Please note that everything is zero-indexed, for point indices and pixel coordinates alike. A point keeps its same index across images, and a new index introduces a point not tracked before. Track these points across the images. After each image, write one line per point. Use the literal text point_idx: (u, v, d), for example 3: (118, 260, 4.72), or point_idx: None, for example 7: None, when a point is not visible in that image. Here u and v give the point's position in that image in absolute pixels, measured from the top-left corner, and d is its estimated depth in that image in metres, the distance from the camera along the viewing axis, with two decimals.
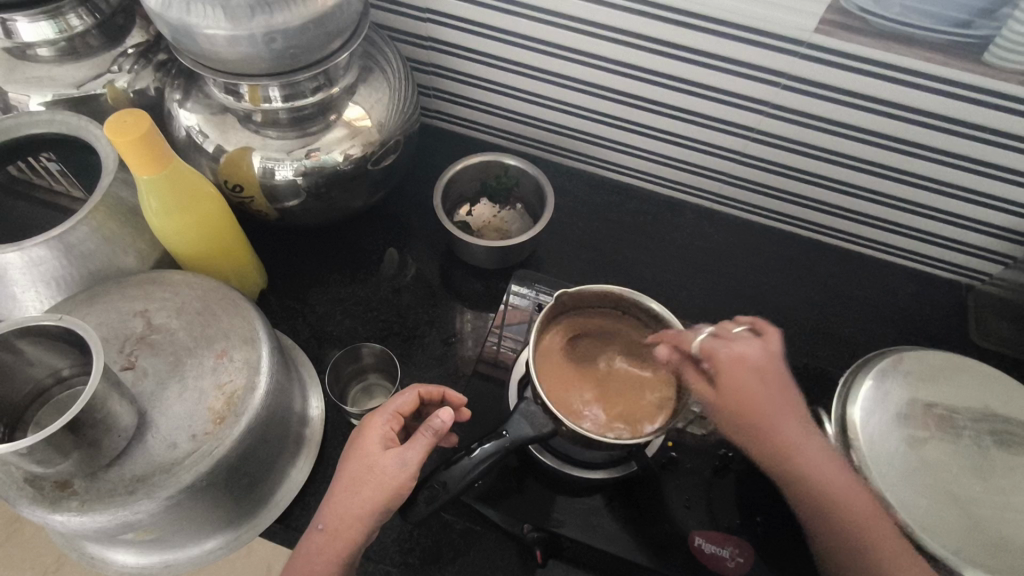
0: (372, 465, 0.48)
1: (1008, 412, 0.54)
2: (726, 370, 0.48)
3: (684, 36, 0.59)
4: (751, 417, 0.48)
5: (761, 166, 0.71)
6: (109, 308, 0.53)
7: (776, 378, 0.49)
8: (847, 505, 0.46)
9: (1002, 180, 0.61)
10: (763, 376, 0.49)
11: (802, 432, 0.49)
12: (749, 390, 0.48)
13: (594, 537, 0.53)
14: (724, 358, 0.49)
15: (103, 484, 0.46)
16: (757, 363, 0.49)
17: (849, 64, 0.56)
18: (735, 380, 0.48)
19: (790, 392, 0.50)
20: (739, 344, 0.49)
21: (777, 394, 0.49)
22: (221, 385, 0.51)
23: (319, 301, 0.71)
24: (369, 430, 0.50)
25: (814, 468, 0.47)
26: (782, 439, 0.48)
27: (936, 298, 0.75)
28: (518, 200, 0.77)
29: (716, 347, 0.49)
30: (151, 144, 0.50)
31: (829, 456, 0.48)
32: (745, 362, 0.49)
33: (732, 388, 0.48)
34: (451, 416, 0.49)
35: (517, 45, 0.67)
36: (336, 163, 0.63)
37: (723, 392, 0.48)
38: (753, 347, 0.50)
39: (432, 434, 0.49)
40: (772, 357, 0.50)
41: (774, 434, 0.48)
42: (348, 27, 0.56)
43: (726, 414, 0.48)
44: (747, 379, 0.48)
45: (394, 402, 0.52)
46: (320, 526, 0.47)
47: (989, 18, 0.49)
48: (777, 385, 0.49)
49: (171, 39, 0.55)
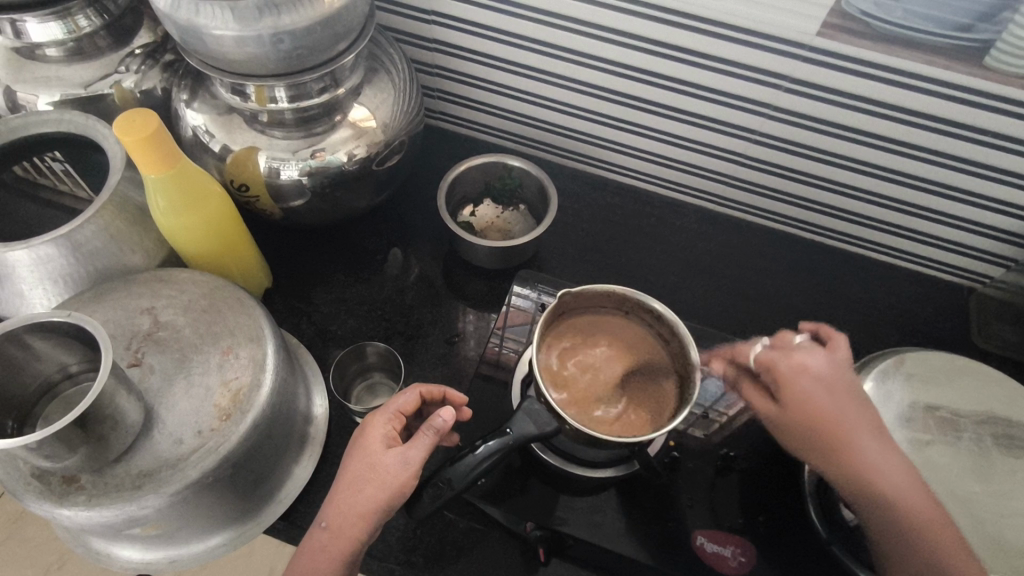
0: (375, 464, 0.48)
1: (1009, 413, 0.54)
2: (789, 384, 0.46)
3: (687, 39, 0.60)
4: (819, 432, 0.45)
5: (763, 169, 0.72)
6: (117, 306, 0.54)
7: (847, 391, 0.46)
8: (922, 522, 0.44)
9: (1003, 183, 0.61)
10: (833, 388, 0.46)
11: (876, 446, 0.46)
12: (818, 404, 0.45)
13: (597, 535, 0.53)
14: (785, 372, 0.46)
15: (111, 480, 0.46)
16: (823, 374, 0.46)
17: (850, 67, 0.56)
18: (802, 394, 0.45)
19: (862, 405, 0.47)
20: (802, 355, 0.46)
21: (848, 407, 0.46)
22: (227, 382, 0.52)
23: (323, 300, 0.71)
24: (370, 429, 0.50)
25: (893, 485, 0.45)
26: (853, 454, 0.45)
27: (938, 301, 0.75)
28: (521, 201, 0.77)
29: (777, 359, 0.47)
30: (160, 143, 0.50)
31: (904, 471, 0.45)
32: (809, 375, 0.46)
33: (799, 402, 0.45)
34: (453, 415, 0.49)
35: (521, 47, 0.68)
36: (341, 163, 0.63)
37: (787, 405, 0.46)
38: (819, 359, 0.46)
39: (434, 433, 0.49)
40: (839, 368, 0.47)
41: (846, 449, 0.45)
42: (354, 29, 0.57)
43: (790, 427, 0.46)
44: (816, 392, 0.45)
45: (396, 402, 0.52)
46: (324, 524, 0.47)
47: (990, 22, 0.49)
48: (847, 398, 0.46)
49: (179, 40, 0.55)
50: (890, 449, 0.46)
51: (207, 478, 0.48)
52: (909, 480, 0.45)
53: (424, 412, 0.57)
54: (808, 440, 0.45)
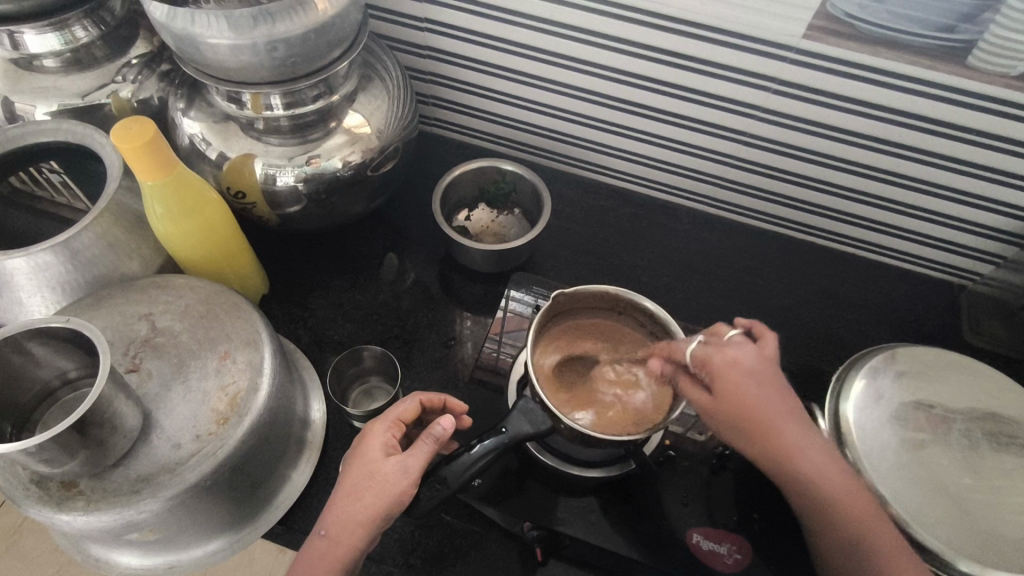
0: (374, 472, 0.48)
1: (1000, 408, 0.55)
2: (723, 376, 0.47)
3: (676, 43, 0.61)
4: (747, 421, 0.46)
5: (755, 170, 0.72)
6: (115, 312, 0.55)
7: (774, 382, 0.48)
8: (845, 504, 0.45)
9: (990, 181, 0.62)
10: (760, 380, 0.47)
11: (801, 435, 0.47)
12: (747, 394, 0.46)
13: (593, 534, 0.54)
14: (718, 363, 0.47)
15: (109, 485, 0.47)
16: (751, 367, 0.47)
17: (837, 69, 0.57)
18: (734, 386, 0.46)
19: (787, 396, 0.48)
20: (732, 349, 0.48)
21: (776, 399, 0.47)
22: (224, 386, 0.52)
23: (320, 306, 0.72)
24: (370, 438, 0.51)
25: (815, 470, 0.46)
26: (779, 442, 0.46)
27: (930, 298, 0.76)
28: (516, 205, 0.78)
29: (709, 354, 0.48)
30: (157, 151, 0.51)
31: (827, 457, 0.47)
32: (739, 367, 0.47)
33: (727, 392, 0.46)
34: (452, 423, 0.50)
35: (514, 53, 0.69)
36: (336, 169, 0.64)
37: (718, 396, 0.47)
38: (743, 352, 0.48)
39: (434, 441, 0.50)
40: (767, 362, 0.48)
41: (773, 441, 0.46)
42: (348, 36, 0.57)
43: (721, 417, 0.47)
44: (745, 382, 0.46)
45: (395, 410, 0.53)
46: (322, 532, 0.48)
47: (972, 22, 0.50)
48: (775, 389, 0.47)
49: (175, 50, 0.56)
50: (816, 437, 0.48)
51: (205, 481, 0.49)
52: (833, 463, 0.47)
53: (424, 421, 0.57)
54: (737, 430, 0.46)
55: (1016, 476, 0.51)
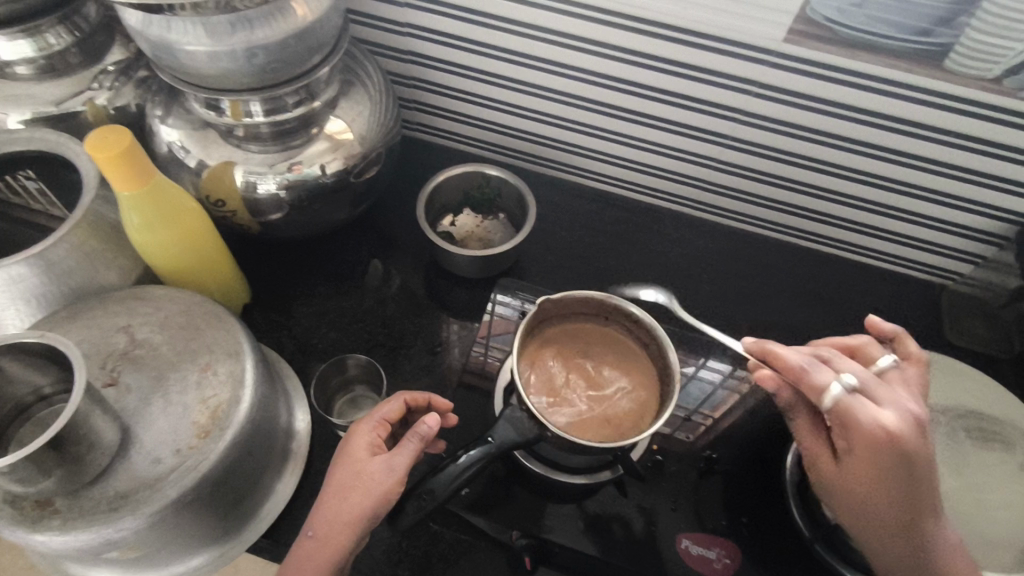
0: (360, 472, 0.48)
1: (983, 406, 0.55)
2: (863, 445, 0.44)
3: (658, 46, 0.61)
4: (876, 495, 0.45)
5: (738, 173, 0.73)
6: (92, 325, 0.54)
7: (926, 458, 0.44)
8: None
9: (969, 181, 0.63)
10: (913, 457, 0.43)
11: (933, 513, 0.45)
12: (884, 470, 0.44)
13: (581, 541, 0.54)
14: (862, 428, 0.43)
15: (86, 502, 0.46)
16: (907, 441, 0.43)
17: (818, 73, 0.58)
18: (870, 458, 0.44)
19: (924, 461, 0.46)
20: (884, 415, 0.44)
21: (919, 477, 0.44)
22: (205, 399, 0.51)
23: (303, 314, 0.71)
24: (355, 437, 0.50)
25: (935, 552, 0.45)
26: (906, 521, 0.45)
27: (912, 298, 0.77)
28: (500, 210, 0.78)
29: (855, 413, 0.44)
30: (133, 159, 0.50)
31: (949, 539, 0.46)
32: (890, 440, 0.43)
33: (864, 465, 0.44)
34: (438, 421, 0.50)
35: (497, 58, 0.68)
36: (319, 176, 0.63)
37: (849, 460, 0.45)
38: (901, 415, 0.44)
39: (419, 440, 0.49)
40: (922, 431, 0.44)
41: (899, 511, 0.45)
42: (329, 42, 0.57)
43: (844, 480, 0.46)
44: (888, 459, 0.43)
45: (381, 410, 0.52)
46: (310, 532, 0.47)
47: (948, 26, 0.51)
48: (921, 460, 0.45)
49: (151, 56, 0.55)
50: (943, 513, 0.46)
51: (187, 496, 0.48)
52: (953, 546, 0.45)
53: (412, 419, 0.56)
54: (855, 499, 0.46)
55: (999, 474, 0.52)
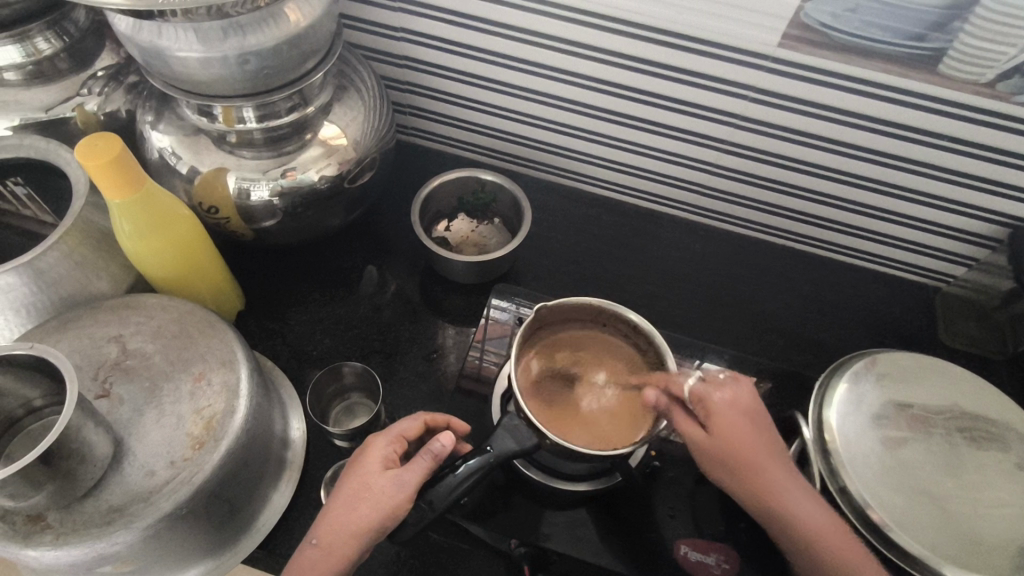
0: (370, 484, 0.48)
1: (978, 409, 0.56)
2: (717, 414, 0.49)
3: (653, 51, 0.61)
4: (740, 461, 0.47)
5: (733, 177, 0.73)
6: (83, 335, 0.53)
7: (763, 426, 0.49)
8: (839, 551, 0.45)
9: (962, 185, 0.63)
10: (752, 418, 0.49)
11: (787, 477, 0.48)
12: (737, 433, 0.48)
13: (580, 549, 0.53)
14: (715, 400, 0.49)
15: (79, 516, 0.45)
16: (746, 405, 0.50)
17: (814, 77, 0.58)
18: (726, 423, 0.48)
19: (774, 440, 0.49)
20: (728, 387, 0.50)
21: (763, 440, 0.49)
22: (199, 410, 0.51)
23: (299, 321, 0.70)
24: (370, 451, 0.50)
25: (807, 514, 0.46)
26: (767, 486, 0.47)
27: (905, 301, 0.77)
28: (496, 214, 0.78)
29: (707, 390, 0.50)
30: (123, 168, 0.49)
31: (815, 502, 0.47)
32: (733, 406, 0.49)
33: (723, 431, 0.48)
34: (452, 441, 0.50)
35: (491, 62, 0.68)
36: (313, 182, 0.62)
37: (714, 433, 0.48)
38: (740, 388, 0.51)
39: (431, 457, 0.49)
40: (758, 404, 0.50)
41: (765, 484, 0.47)
42: (322, 47, 0.56)
43: (713, 454, 0.48)
44: (734, 421, 0.48)
45: (400, 426, 0.52)
46: (314, 541, 0.47)
47: (942, 31, 0.51)
48: (766, 431, 0.49)
49: (142, 62, 0.54)
50: (801, 481, 0.48)
51: (181, 509, 0.47)
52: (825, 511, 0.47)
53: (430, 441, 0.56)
54: (728, 471, 0.48)
55: (995, 476, 0.52)
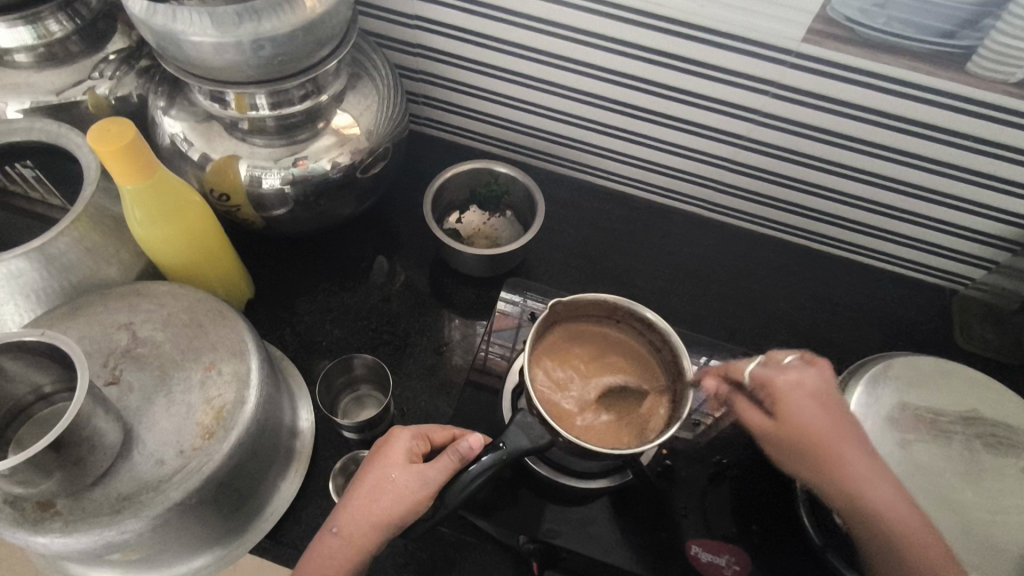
0: (392, 477, 0.48)
1: (996, 415, 0.55)
2: (787, 401, 0.45)
3: (674, 44, 0.60)
4: (813, 453, 0.44)
5: (749, 173, 0.72)
6: (93, 321, 0.52)
7: (840, 412, 0.46)
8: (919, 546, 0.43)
9: (985, 187, 0.62)
10: (829, 404, 0.46)
11: (867, 469, 0.45)
12: (811, 420, 0.45)
13: (590, 546, 0.53)
14: (781, 387, 0.46)
15: (88, 504, 0.45)
16: (816, 389, 0.46)
17: (838, 73, 0.57)
18: (798, 412, 0.45)
19: (849, 421, 0.46)
20: (796, 371, 0.46)
21: (840, 427, 0.45)
22: (209, 399, 0.50)
23: (308, 310, 0.70)
24: (393, 443, 0.50)
25: (888, 507, 0.44)
26: (847, 477, 0.44)
27: (921, 302, 0.76)
28: (508, 207, 0.77)
29: (773, 377, 0.46)
30: (136, 155, 0.48)
31: (892, 487, 0.45)
32: (805, 390, 0.45)
33: (794, 419, 0.45)
34: (480, 442, 0.48)
35: (507, 52, 0.67)
36: (325, 171, 0.62)
37: (785, 423, 0.45)
38: (807, 374, 0.46)
39: (457, 457, 0.48)
40: (830, 386, 0.46)
41: (841, 471, 0.44)
42: (338, 34, 0.56)
43: (784, 444, 0.45)
44: (808, 409, 0.45)
45: (428, 425, 0.52)
46: (334, 530, 0.47)
47: (972, 28, 0.50)
48: (840, 415, 0.46)
49: (155, 46, 0.53)
50: (879, 464, 0.46)
51: (191, 499, 0.47)
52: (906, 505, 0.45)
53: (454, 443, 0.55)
54: (800, 459, 0.45)
55: (1013, 482, 0.51)
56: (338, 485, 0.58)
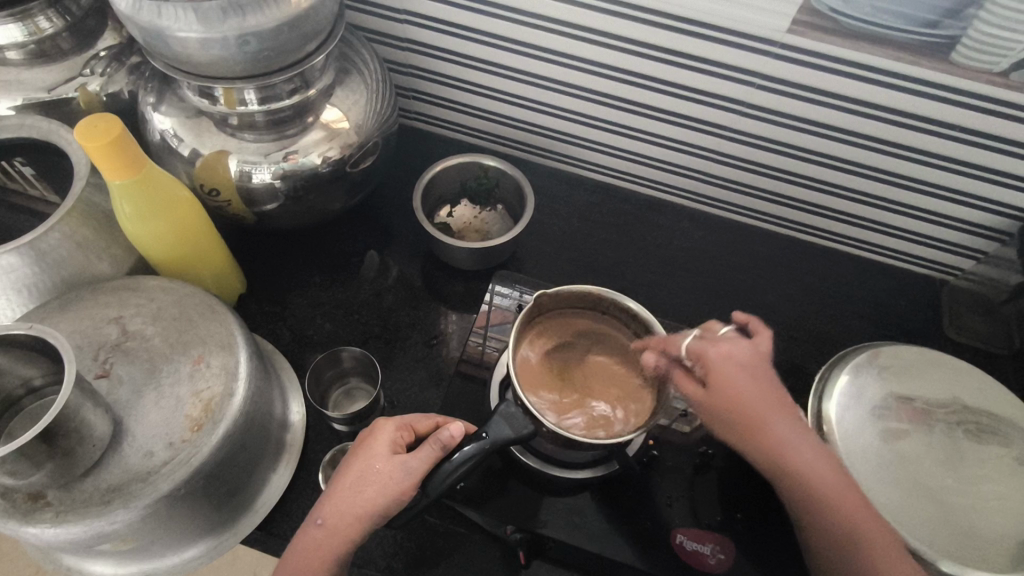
0: (376, 469, 0.48)
1: (980, 404, 0.55)
2: (716, 369, 0.47)
3: (659, 36, 0.60)
4: (737, 416, 0.46)
5: (738, 165, 0.72)
6: (84, 316, 0.53)
7: (764, 377, 0.48)
8: (837, 506, 0.45)
9: (972, 177, 0.62)
10: (754, 371, 0.48)
11: (793, 435, 0.47)
12: (737, 385, 0.47)
13: (578, 536, 0.53)
14: (711, 357, 0.48)
15: (78, 495, 0.46)
16: (743, 359, 0.48)
17: (824, 64, 0.57)
18: (725, 376, 0.47)
19: (776, 391, 0.48)
20: (725, 343, 0.49)
21: (765, 391, 0.47)
22: (198, 392, 0.51)
23: (300, 305, 0.70)
24: (378, 434, 0.50)
25: (812, 472, 0.46)
26: (771, 441, 0.46)
27: (911, 293, 0.76)
28: (498, 201, 0.77)
29: (705, 349, 0.48)
30: (122, 148, 0.49)
31: (816, 451, 0.47)
32: (731, 360, 0.48)
33: (721, 384, 0.47)
34: (461, 430, 0.49)
35: (495, 46, 0.67)
36: (315, 165, 0.62)
37: (712, 388, 0.47)
38: (734, 346, 0.49)
39: (439, 447, 0.48)
40: (760, 357, 0.49)
41: (764, 430, 0.46)
42: (324, 29, 0.56)
43: (712, 407, 0.47)
44: (735, 374, 0.47)
45: (412, 416, 0.52)
46: (319, 522, 0.48)
47: (956, 18, 0.50)
48: (769, 386, 0.48)
49: (143, 43, 0.54)
50: (802, 430, 0.48)
51: (179, 490, 0.47)
52: (829, 470, 0.46)
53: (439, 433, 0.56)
54: (729, 422, 0.47)
55: (995, 471, 0.52)
56: (328, 476, 0.58)
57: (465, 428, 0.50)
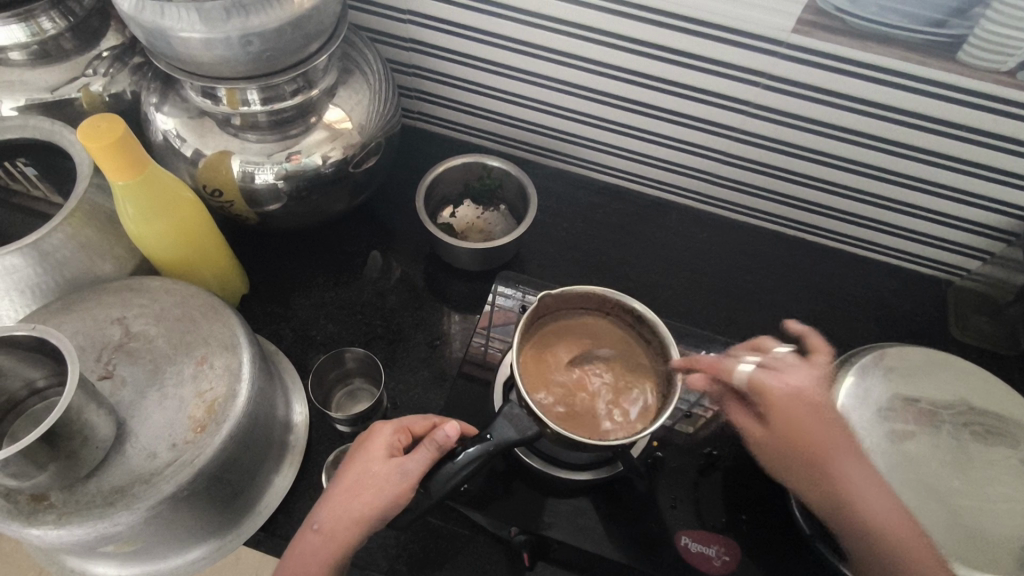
0: (372, 472, 0.48)
1: (986, 405, 0.55)
2: (775, 401, 0.47)
3: (663, 36, 0.60)
4: (800, 451, 0.46)
5: (742, 165, 0.71)
6: (86, 316, 0.53)
7: (825, 410, 0.48)
8: (892, 541, 0.45)
9: (979, 177, 0.62)
10: (816, 406, 0.47)
11: (854, 469, 0.47)
12: (800, 420, 0.46)
13: (582, 538, 0.53)
14: (771, 389, 0.47)
15: (81, 496, 0.45)
16: (807, 390, 0.48)
17: (830, 64, 0.56)
18: (786, 411, 0.47)
19: (838, 423, 0.48)
20: (787, 373, 0.48)
21: (826, 424, 0.47)
22: (201, 393, 0.51)
23: (302, 305, 0.70)
24: (374, 437, 0.50)
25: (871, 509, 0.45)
26: (835, 478, 0.46)
27: (916, 293, 0.76)
28: (501, 201, 0.77)
29: (764, 379, 0.48)
30: (125, 148, 0.49)
31: (878, 487, 0.47)
32: (795, 392, 0.47)
33: (785, 419, 0.47)
34: (456, 430, 0.49)
35: (498, 45, 0.67)
36: (317, 166, 0.62)
37: (772, 421, 0.47)
38: (800, 377, 0.48)
39: (435, 448, 0.48)
40: (819, 386, 0.49)
41: (824, 465, 0.46)
42: (327, 30, 0.56)
43: (772, 440, 0.47)
44: (796, 409, 0.47)
45: (409, 418, 0.52)
46: (315, 526, 0.48)
47: (962, 17, 0.49)
48: (830, 418, 0.48)
49: (146, 43, 0.54)
50: (865, 463, 0.47)
51: (183, 491, 0.47)
52: (893, 509, 0.46)
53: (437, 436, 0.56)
54: (789, 457, 0.46)
55: (1002, 472, 0.51)
56: (331, 477, 0.58)
57: (461, 428, 0.50)
